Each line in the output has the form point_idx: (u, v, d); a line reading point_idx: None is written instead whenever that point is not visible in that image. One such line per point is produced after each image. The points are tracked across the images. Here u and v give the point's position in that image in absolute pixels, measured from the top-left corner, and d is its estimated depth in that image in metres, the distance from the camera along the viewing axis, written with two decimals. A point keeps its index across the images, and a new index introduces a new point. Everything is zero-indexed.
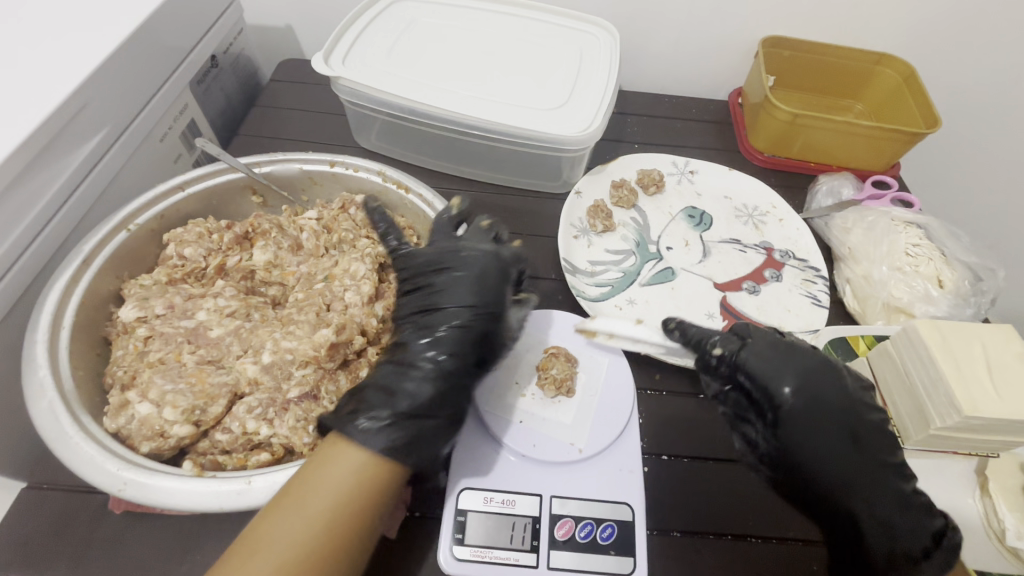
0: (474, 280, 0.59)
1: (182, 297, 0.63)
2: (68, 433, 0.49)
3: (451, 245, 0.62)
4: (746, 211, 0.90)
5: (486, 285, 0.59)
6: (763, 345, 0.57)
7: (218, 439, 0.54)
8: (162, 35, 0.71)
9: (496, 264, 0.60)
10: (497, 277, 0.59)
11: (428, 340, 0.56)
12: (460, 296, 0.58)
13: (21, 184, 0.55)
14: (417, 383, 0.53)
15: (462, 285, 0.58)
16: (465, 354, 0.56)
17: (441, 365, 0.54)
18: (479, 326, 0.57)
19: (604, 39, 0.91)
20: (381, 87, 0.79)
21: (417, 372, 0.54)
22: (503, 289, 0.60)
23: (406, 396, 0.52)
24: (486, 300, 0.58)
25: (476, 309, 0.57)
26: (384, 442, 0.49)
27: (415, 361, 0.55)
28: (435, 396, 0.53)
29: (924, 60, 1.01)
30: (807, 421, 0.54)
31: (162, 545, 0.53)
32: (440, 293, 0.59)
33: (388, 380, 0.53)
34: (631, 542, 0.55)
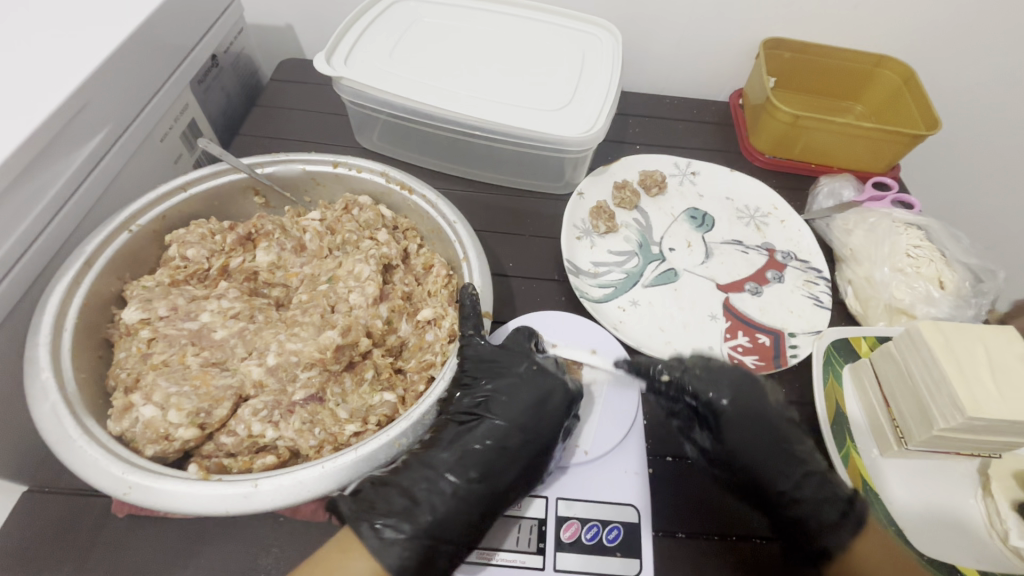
0: (540, 401, 0.57)
1: (185, 298, 0.63)
2: (71, 436, 0.49)
3: (517, 358, 0.60)
4: (748, 213, 0.91)
5: (544, 414, 0.56)
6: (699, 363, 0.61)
7: (223, 441, 0.54)
8: (162, 35, 0.70)
9: (563, 395, 0.58)
10: (558, 408, 0.57)
11: (461, 452, 0.54)
12: (513, 416, 0.56)
13: (21, 184, 0.55)
14: (436, 501, 0.51)
15: (517, 404, 0.57)
16: (495, 478, 0.54)
17: (471, 486, 0.53)
18: (517, 452, 0.55)
19: (606, 40, 0.91)
20: (383, 87, 0.78)
21: (440, 482, 0.52)
22: (559, 421, 0.57)
23: (432, 510, 0.51)
24: (537, 428, 0.56)
25: (524, 432, 0.56)
26: (399, 557, 0.49)
27: (443, 470, 0.53)
28: (457, 518, 0.51)
29: (923, 61, 1.01)
30: (737, 430, 0.58)
31: (167, 548, 0.53)
32: (492, 402, 0.57)
33: (415, 490, 0.52)
34: (636, 544, 0.55)
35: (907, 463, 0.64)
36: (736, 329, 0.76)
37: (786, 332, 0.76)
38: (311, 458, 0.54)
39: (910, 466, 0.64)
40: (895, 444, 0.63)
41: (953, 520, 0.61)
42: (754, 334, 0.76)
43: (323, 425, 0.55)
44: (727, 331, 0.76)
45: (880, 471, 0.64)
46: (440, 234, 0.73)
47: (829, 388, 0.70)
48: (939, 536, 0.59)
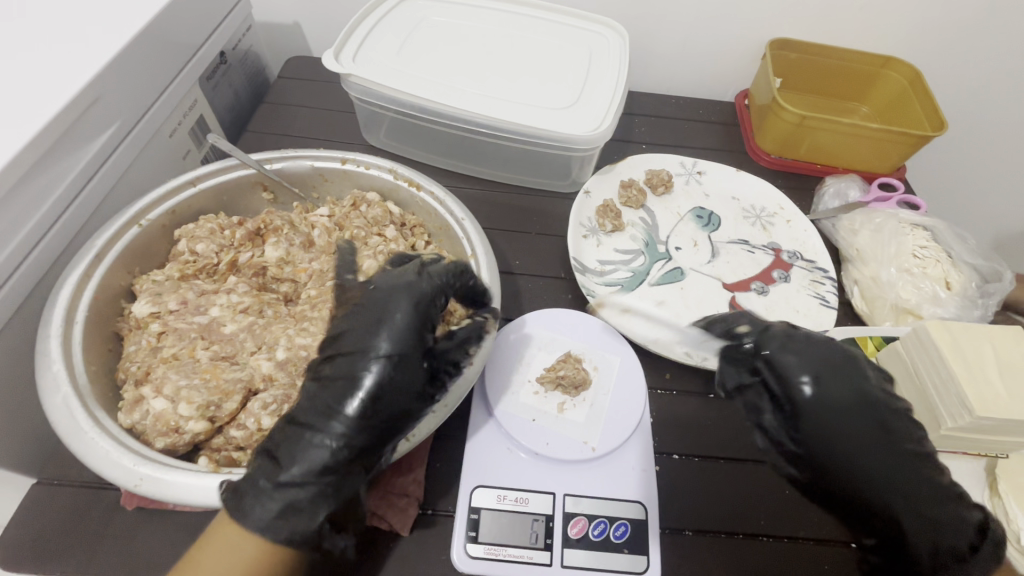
0: (384, 321, 0.52)
1: (195, 293, 0.63)
2: (83, 428, 0.49)
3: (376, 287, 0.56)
4: (754, 212, 0.91)
5: (386, 327, 0.52)
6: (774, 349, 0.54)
7: (233, 435, 0.54)
8: (171, 32, 0.71)
9: (419, 315, 0.53)
10: (415, 328, 0.52)
11: (327, 408, 0.49)
12: (382, 353, 0.51)
13: (31, 180, 0.55)
14: (315, 463, 0.47)
15: (378, 341, 0.51)
16: (367, 421, 0.49)
17: (340, 440, 0.48)
18: (365, 375, 0.50)
19: (613, 39, 0.91)
20: (390, 84, 0.79)
21: (314, 449, 0.48)
22: (429, 342, 0.53)
23: (282, 463, 0.48)
24: (387, 348, 0.51)
25: (390, 367, 0.50)
26: (285, 530, 0.46)
27: (311, 429, 0.49)
28: (331, 462, 0.48)
29: (930, 64, 1.01)
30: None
31: (175, 540, 0.53)
32: (358, 347, 0.52)
33: (288, 449, 0.49)
34: (643, 540, 0.56)
35: None
36: None
37: None
38: None
39: None
40: None
41: None
42: None
43: None
44: None
45: None
46: (448, 231, 0.73)
47: None
48: None
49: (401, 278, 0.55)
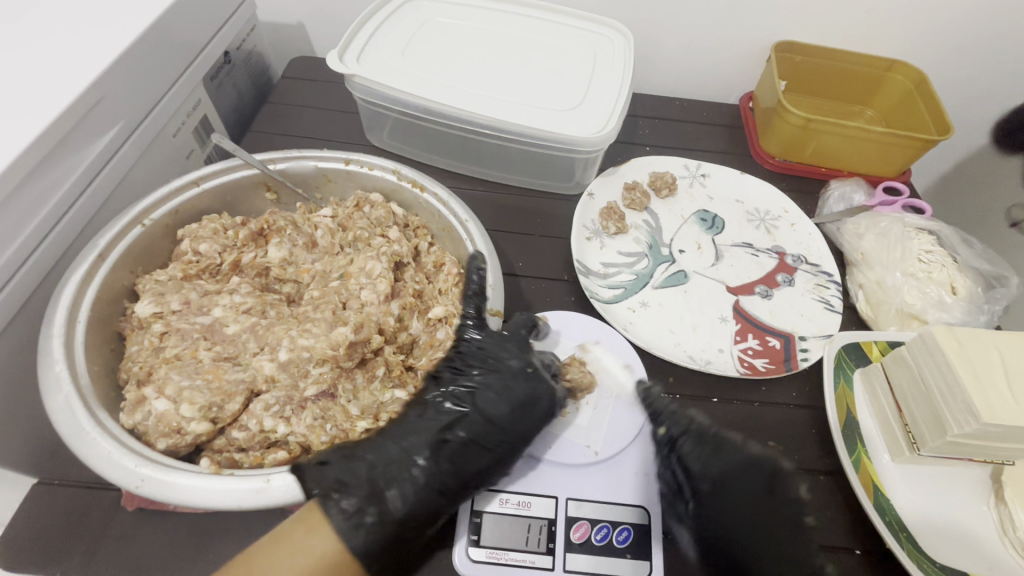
0: (521, 400, 0.58)
1: (198, 293, 0.63)
2: (84, 429, 0.49)
3: (511, 350, 0.62)
4: (758, 216, 0.90)
5: (527, 416, 0.58)
6: (692, 442, 0.59)
7: (235, 436, 0.54)
8: (176, 32, 0.71)
9: (549, 397, 0.59)
10: (545, 411, 0.58)
11: (435, 439, 0.55)
12: (496, 410, 0.58)
13: (35, 180, 0.55)
14: (407, 490, 0.52)
15: (507, 401, 0.58)
16: (465, 468, 0.55)
17: (439, 473, 0.53)
18: (496, 447, 0.56)
19: (617, 41, 0.91)
20: (394, 85, 0.79)
21: (410, 470, 0.53)
22: (545, 423, 0.59)
23: (394, 497, 0.52)
24: (516, 427, 0.57)
25: (504, 427, 0.57)
26: (362, 541, 0.48)
27: (414, 456, 0.54)
28: (420, 505, 0.52)
29: (935, 67, 1.01)
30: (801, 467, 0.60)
31: (175, 542, 0.53)
32: (481, 395, 0.58)
33: (382, 473, 0.53)
34: (647, 545, 0.55)
35: (919, 469, 0.64)
36: (746, 332, 0.76)
37: (796, 335, 0.76)
38: None
39: (920, 471, 0.63)
40: (907, 450, 0.63)
41: (967, 530, 0.60)
42: (765, 337, 0.76)
43: (334, 421, 0.56)
44: (738, 333, 0.76)
45: (889, 476, 0.63)
46: (451, 232, 0.73)
47: (841, 392, 0.70)
48: (949, 542, 0.59)
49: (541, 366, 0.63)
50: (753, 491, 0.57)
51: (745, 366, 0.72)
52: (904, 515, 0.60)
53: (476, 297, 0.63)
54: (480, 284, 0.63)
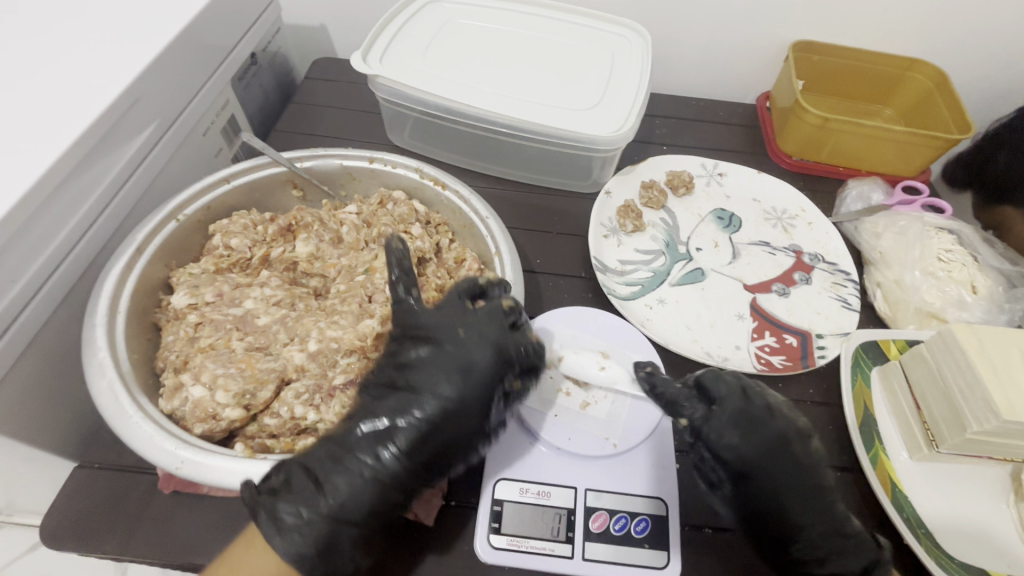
0: (463, 371, 0.54)
1: (230, 285, 0.65)
2: (127, 412, 0.51)
3: (454, 320, 0.57)
4: (776, 214, 0.91)
5: (472, 390, 0.54)
6: (725, 418, 0.56)
7: (267, 422, 0.56)
8: (207, 35, 0.73)
9: (488, 359, 0.55)
10: (484, 375, 0.54)
11: (377, 425, 0.52)
12: (436, 386, 0.54)
13: (78, 176, 0.58)
14: (352, 484, 0.50)
15: (444, 373, 0.54)
16: (414, 452, 0.52)
17: (382, 465, 0.51)
18: (444, 427, 0.53)
19: (635, 41, 0.92)
20: (417, 86, 0.80)
21: (356, 468, 0.50)
22: (489, 386, 0.54)
23: (332, 496, 0.49)
24: (466, 403, 0.53)
25: (450, 402, 0.53)
26: (298, 546, 0.47)
27: (356, 450, 0.51)
28: (371, 500, 0.50)
29: (956, 66, 1.00)
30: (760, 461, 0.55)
31: (209, 524, 0.55)
32: (420, 371, 0.55)
33: (321, 468, 0.50)
34: (664, 536, 0.56)
35: (937, 466, 0.64)
36: (764, 330, 0.77)
37: (814, 333, 0.76)
38: None
39: (938, 468, 0.64)
40: (926, 447, 0.63)
41: (987, 529, 0.60)
42: (782, 334, 0.76)
43: None
44: (755, 331, 0.76)
45: (907, 473, 0.64)
46: (472, 229, 0.75)
47: (858, 390, 0.70)
48: (967, 540, 0.59)
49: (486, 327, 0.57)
50: (780, 468, 0.55)
51: (762, 363, 0.73)
52: (921, 511, 0.61)
53: (404, 274, 0.58)
54: (414, 257, 0.59)
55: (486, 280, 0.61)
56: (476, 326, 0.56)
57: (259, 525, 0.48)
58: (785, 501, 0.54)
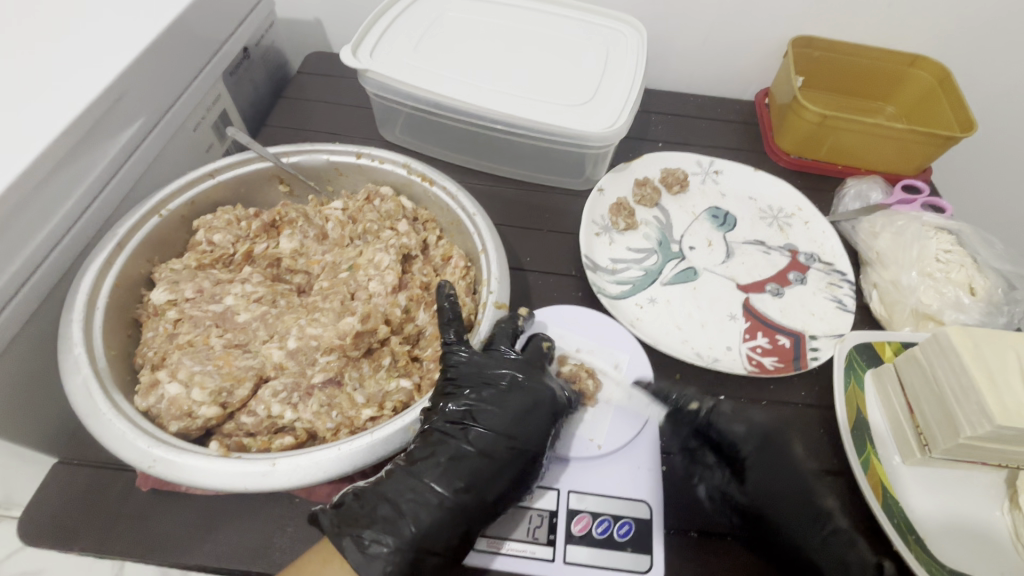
0: (526, 406, 0.56)
1: (211, 282, 0.65)
2: (101, 410, 0.51)
3: (504, 360, 0.59)
4: (771, 213, 0.89)
5: (532, 422, 0.55)
6: (728, 407, 0.62)
7: (244, 421, 0.56)
8: (196, 28, 0.72)
9: (550, 403, 0.57)
10: (548, 417, 0.56)
11: (453, 459, 0.53)
12: (501, 424, 0.55)
13: (61, 172, 0.57)
14: (426, 515, 0.50)
15: (510, 414, 0.55)
16: (484, 488, 0.52)
17: (458, 498, 0.51)
18: (508, 459, 0.54)
19: (631, 36, 0.90)
20: (407, 80, 0.79)
21: (435, 499, 0.51)
22: (549, 429, 0.56)
23: (416, 524, 0.50)
24: (527, 435, 0.55)
25: (516, 441, 0.54)
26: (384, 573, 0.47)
27: (431, 483, 0.52)
28: (447, 533, 0.50)
29: (960, 62, 0.98)
30: (765, 444, 0.60)
31: (185, 522, 0.55)
32: (482, 411, 0.56)
33: (400, 500, 0.51)
34: (648, 539, 0.55)
35: (929, 472, 0.62)
36: (756, 330, 0.75)
37: (807, 334, 0.75)
38: (328, 440, 0.56)
39: (930, 474, 0.62)
40: (919, 452, 0.61)
41: (980, 536, 0.58)
42: (775, 335, 0.75)
43: (339, 409, 0.57)
44: (747, 331, 0.75)
45: (900, 478, 0.62)
46: (459, 227, 0.74)
47: (851, 393, 0.69)
48: (960, 546, 0.58)
49: (534, 367, 0.60)
50: (785, 468, 0.58)
51: (753, 364, 0.72)
52: (912, 516, 0.60)
53: (455, 319, 0.61)
54: (455, 310, 0.61)
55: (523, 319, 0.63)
56: (524, 363, 0.59)
57: (345, 553, 0.47)
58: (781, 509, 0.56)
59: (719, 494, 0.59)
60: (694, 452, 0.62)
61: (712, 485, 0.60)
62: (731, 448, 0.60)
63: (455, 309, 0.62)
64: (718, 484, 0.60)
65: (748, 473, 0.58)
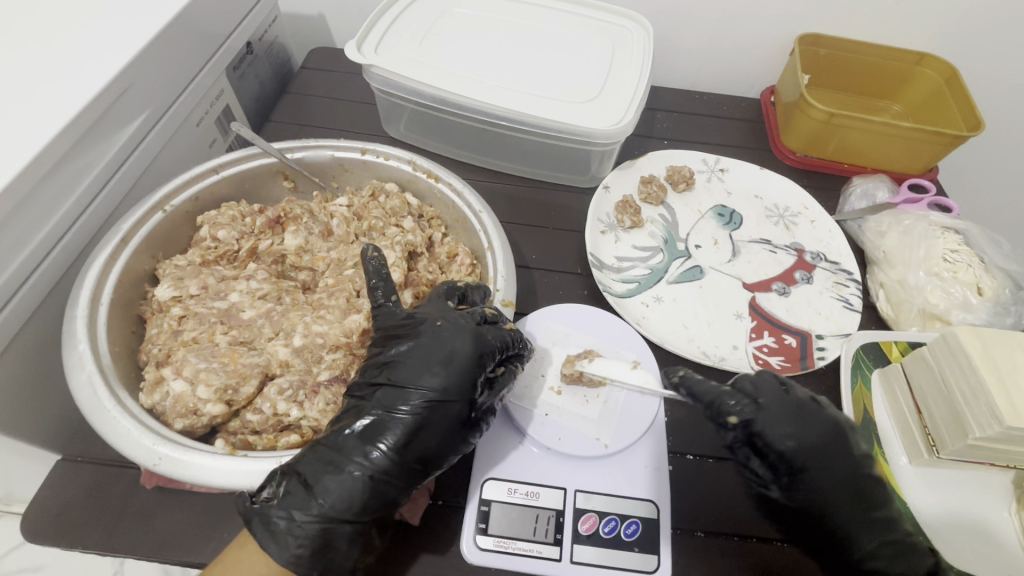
0: (443, 357, 0.53)
1: (215, 278, 0.64)
2: (106, 407, 0.51)
3: (427, 314, 0.57)
4: (777, 212, 0.89)
5: (449, 372, 0.52)
6: (778, 409, 0.54)
7: (249, 418, 0.55)
8: (199, 22, 0.71)
9: (469, 346, 0.54)
10: (465, 363, 0.53)
11: (366, 425, 0.51)
12: (420, 377, 0.52)
13: (64, 167, 0.56)
14: (336, 484, 0.48)
15: (426, 366, 0.53)
16: (400, 447, 0.50)
17: (372, 463, 0.49)
18: (423, 414, 0.51)
19: (638, 33, 0.89)
20: (411, 75, 0.79)
21: (347, 468, 0.49)
22: (472, 373, 0.53)
23: (321, 496, 0.48)
24: (444, 387, 0.52)
25: (432, 394, 0.51)
26: (293, 547, 0.47)
27: (343, 450, 0.50)
28: (360, 499, 0.48)
29: (968, 60, 0.98)
30: (818, 457, 0.52)
31: (189, 520, 0.55)
32: (399, 367, 0.53)
33: (306, 471, 0.49)
34: (656, 539, 0.55)
35: (937, 473, 0.62)
36: (762, 329, 0.75)
37: (813, 334, 0.74)
38: None
39: (938, 474, 0.62)
40: (926, 452, 0.61)
41: (988, 539, 0.58)
42: (781, 334, 0.74)
43: None
44: (754, 330, 0.75)
45: (907, 479, 0.62)
46: (465, 224, 0.73)
47: (858, 393, 0.69)
48: (967, 547, 0.58)
49: (458, 317, 0.57)
50: (841, 471, 0.53)
51: (759, 364, 0.71)
52: (919, 516, 0.59)
53: (384, 282, 0.59)
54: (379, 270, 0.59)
55: (468, 285, 0.63)
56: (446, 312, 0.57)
57: (252, 532, 0.47)
58: (837, 515, 0.52)
59: (759, 494, 0.56)
60: (735, 452, 0.56)
61: (753, 483, 0.56)
62: (779, 462, 0.53)
63: (382, 273, 0.59)
64: (759, 486, 0.55)
65: (799, 484, 0.53)
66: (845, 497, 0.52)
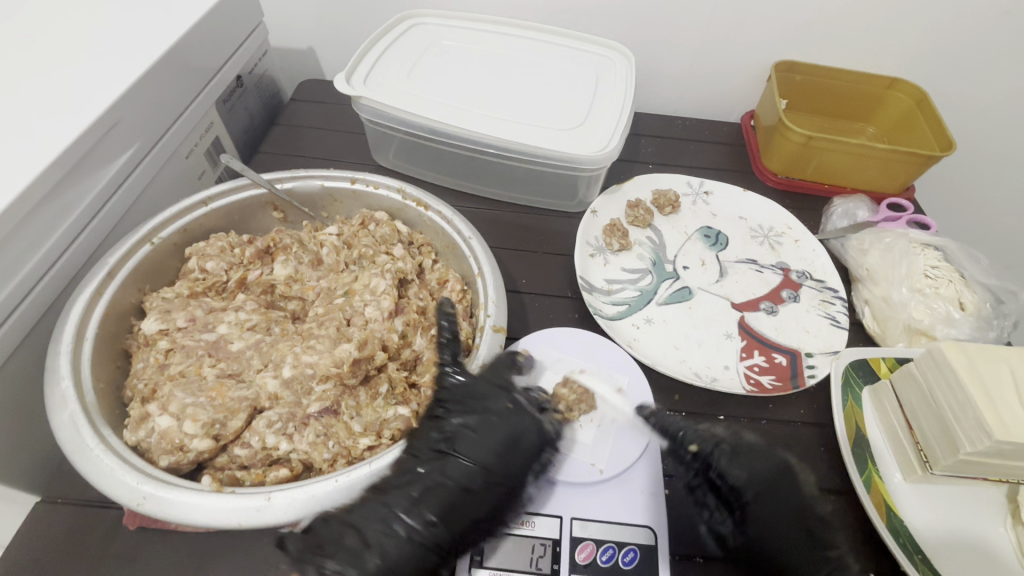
0: (509, 440, 0.57)
1: (203, 310, 0.64)
2: (88, 445, 0.49)
3: (495, 389, 0.60)
4: (762, 232, 0.90)
5: (513, 455, 0.57)
6: (731, 444, 0.60)
7: (237, 453, 0.54)
8: (189, 57, 0.72)
9: (535, 434, 0.58)
10: (528, 450, 0.58)
11: (423, 490, 0.53)
12: (479, 453, 0.56)
13: (51, 202, 0.56)
14: (391, 548, 0.49)
15: (491, 446, 0.57)
16: (453, 519, 0.53)
17: (428, 531, 0.51)
18: (483, 491, 0.55)
19: (620, 62, 0.92)
20: (400, 106, 0.80)
21: (402, 530, 0.50)
22: (529, 461, 0.58)
23: (382, 556, 0.49)
24: (504, 469, 0.56)
25: (493, 473, 0.56)
26: None
27: (401, 511, 0.51)
28: (412, 563, 0.50)
29: (937, 83, 1.02)
30: (766, 488, 0.57)
31: (173, 562, 0.53)
32: (464, 439, 0.57)
33: (368, 531, 0.50)
34: (654, 567, 0.54)
35: (930, 488, 0.62)
36: (752, 349, 0.76)
37: (802, 352, 0.75)
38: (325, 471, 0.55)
39: (930, 489, 0.62)
40: (919, 470, 0.61)
41: (986, 555, 0.58)
42: (771, 353, 0.75)
43: (337, 438, 0.56)
44: (743, 350, 0.75)
45: (902, 496, 0.62)
46: (455, 250, 0.74)
47: (849, 410, 0.69)
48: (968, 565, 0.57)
49: (523, 402, 0.60)
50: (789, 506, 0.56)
51: (751, 384, 0.71)
52: (917, 534, 0.59)
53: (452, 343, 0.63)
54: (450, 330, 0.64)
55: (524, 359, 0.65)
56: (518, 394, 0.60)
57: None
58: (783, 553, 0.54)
59: (714, 534, 0.58)
60: (693, 488, 0.60)
61: (710, 523, 0.58)
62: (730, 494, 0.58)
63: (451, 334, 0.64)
64: (713, 523, 0.58)
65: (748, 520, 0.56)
66: (793, 533, 0.55)
